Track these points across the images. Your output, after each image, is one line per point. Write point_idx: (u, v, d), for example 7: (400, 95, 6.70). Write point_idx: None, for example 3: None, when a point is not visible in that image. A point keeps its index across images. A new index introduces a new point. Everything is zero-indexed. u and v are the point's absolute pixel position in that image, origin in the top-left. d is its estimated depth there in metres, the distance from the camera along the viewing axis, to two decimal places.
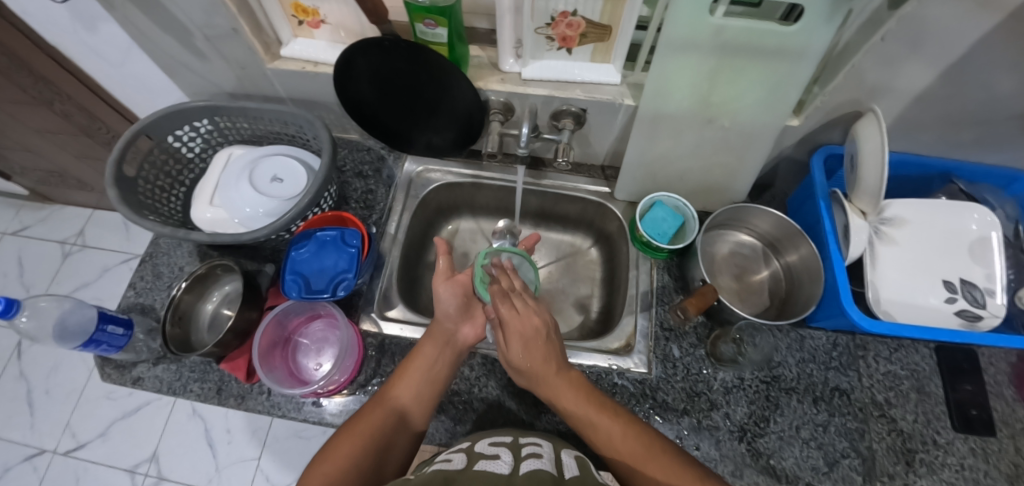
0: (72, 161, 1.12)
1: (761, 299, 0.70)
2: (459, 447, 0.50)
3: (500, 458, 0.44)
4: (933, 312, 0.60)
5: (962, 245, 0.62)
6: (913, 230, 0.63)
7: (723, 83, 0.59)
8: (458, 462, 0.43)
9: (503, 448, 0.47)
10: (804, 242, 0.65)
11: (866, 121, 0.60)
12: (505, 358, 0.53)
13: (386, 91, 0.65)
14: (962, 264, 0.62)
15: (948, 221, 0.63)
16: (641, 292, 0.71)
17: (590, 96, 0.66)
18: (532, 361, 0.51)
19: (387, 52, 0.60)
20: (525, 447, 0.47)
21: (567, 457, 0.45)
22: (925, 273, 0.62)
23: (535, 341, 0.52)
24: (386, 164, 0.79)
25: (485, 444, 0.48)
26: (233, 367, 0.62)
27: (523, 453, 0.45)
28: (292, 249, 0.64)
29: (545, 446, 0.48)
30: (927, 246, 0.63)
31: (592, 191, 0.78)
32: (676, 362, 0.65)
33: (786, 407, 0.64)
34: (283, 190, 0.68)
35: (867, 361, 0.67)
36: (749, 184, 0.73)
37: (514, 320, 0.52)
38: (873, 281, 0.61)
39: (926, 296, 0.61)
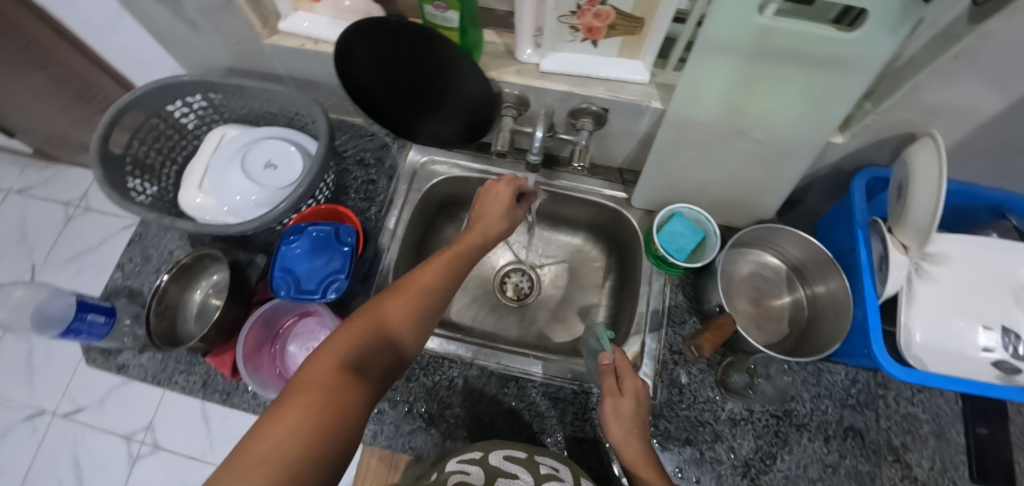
0: (71, 126, 1.08)
1: (779, 327, 0.65)
2: (467, 457, 0.45)
3: (519, 478, 0.41)
4: (969, 364, 0.55)
5: (1012, 291, 0.57)
6: (957, 271, 0.58)
7: (761, 93, 0.53)
8: (476, 479, 0.40)
9: (519, 465, 0.43)
10: (834, 273, 0.60)
11: (919, 145, 0.54)
12: (611, 409, 0.50)
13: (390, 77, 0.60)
14: (1008, 312, 0.56)
15: (995, 262, 0.58)
16: (651, 310, 0.66)
17: (614, 96, 0.59)
18: (634, 421, 0.49)
19: (391, 35, 0.56)
20: (542, 466, 0.44)
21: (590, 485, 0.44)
22: (966, 319, 0.56)
23: (643, 405, 0.50)
24: (389, 153, 0.74)
25: (500, 457, 0.45)
26: (219, 363, 0.60)
27: (540, 474, 0.42)
28: (283, 244, 0.61)
29: (562, 469, 0.45)
30: (969, 289, 0.57)
31: (609, 196, 0.72)
32: (682, 389, 0.61)
33: (795, 444, 0.60)
34: (277, 178, 0.64)
35: (887, 401, 0.63)
36: (778, 201, 0.67)
37: (626, 381, 0.51)
38: (905, 323, 0.57)
39: (964, 344, 0.56)
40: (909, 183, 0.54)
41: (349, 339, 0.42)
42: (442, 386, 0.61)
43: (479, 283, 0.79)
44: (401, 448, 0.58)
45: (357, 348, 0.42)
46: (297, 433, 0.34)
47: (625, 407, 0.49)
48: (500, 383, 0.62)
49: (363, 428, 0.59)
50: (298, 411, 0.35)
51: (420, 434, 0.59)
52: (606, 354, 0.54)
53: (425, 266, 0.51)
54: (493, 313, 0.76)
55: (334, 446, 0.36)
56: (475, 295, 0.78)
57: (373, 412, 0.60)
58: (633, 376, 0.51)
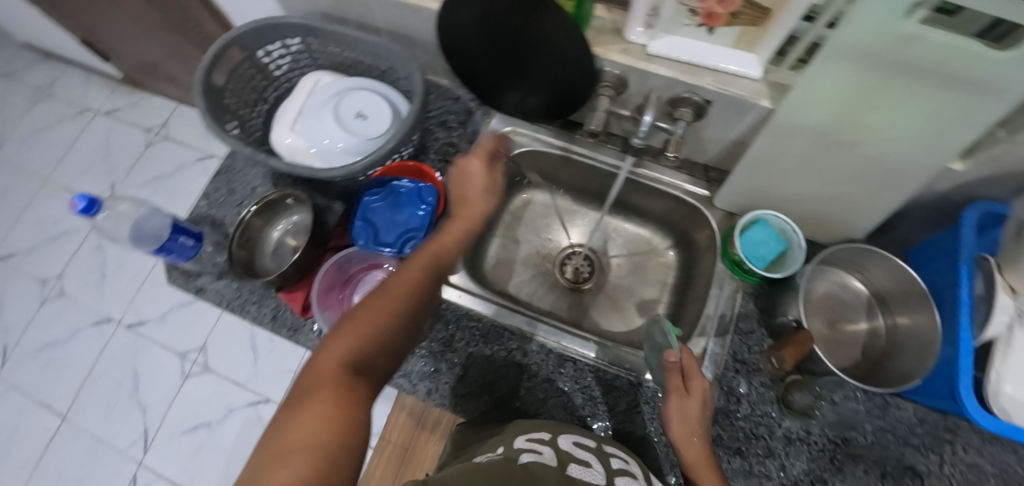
0: (164, 56, 1.13)
1: (851, 354, 0.62)
2: (536, 435, 0.47)
3: (591, 466, 0.42)
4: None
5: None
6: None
7: (879, 106, 0.48)
8: (549, 458, 0.41)
9: (589, 454, 0.44)
10: (927, 308, 0.56)
11: None
12: (673, 411, 0.49)
13: (488, 41, 0.59)
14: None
15: None
16: (720, 314, 0.63)
17: (722, 89, 0.57)
18: (700, 425, 0.48)
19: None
20: (612, 459, 0.45)
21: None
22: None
23: (709, 409, 0.49)
24: (472, 119, 0.73)
25: (569, 441, 0.46)
26: (291, 299, 0.62)
27: (612, 469, 0.43)
28: (366, 194, 0.62)
29: (630, 465, 0.46)
30: None
31: (691, 192, 0.69)
32: (740, 398, 0.60)
33: (848, 474, 0.58)
34: (366, 129, 0.64)
35: (956, 448, 0.60)
36: (874, 223, 0.63)
37: (693, 383, 0.49)
38: (997, 371, 0.52)
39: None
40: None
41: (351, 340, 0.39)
42: (498, 357, 0.62)
43: (540, 261, 0.78)
44: (453, 408, 0.60)
45: (357, 346, 0.40)
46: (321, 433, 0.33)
47: (691, 409, 0.48)
48: (556, 362, 0.62)
49: (419, 383, 0.61)
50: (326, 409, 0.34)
51: (472, 398, 0.60)
52: (674, 351, 0.50)
53: (413, 258, 0.47)
54: (550, 293, 0.76)
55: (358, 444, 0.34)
56: (535, 272, 0.77)
57: (429, 370, 0.61)
58: (700, 377, 0.50)
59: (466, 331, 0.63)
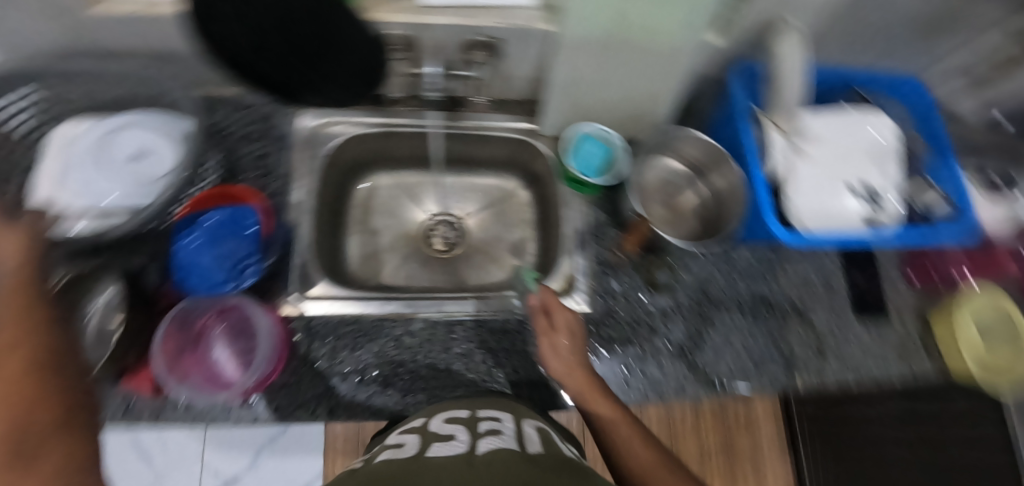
0: None
1: (691, 223, 0.71)
2: (411, 424, 0.44)
3: (454, 439, 0.39)
4: (844, 218, 0.62)
5: (864, 149, 0.65)
6: (822, 142, 0.64)
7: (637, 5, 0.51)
8: (408, 449, 0.38)
9: (458, 425, 0.41)
10: (727, 163, 0.66)
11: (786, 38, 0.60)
12: (549, 354, 0.55)
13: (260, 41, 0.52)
14: (867, 169, 0.64)
15: (852, 129, 0.66)
16: (576, 230, 0.69)
17: (503, 24, 0.58)
18: (571, 354, 0.54)
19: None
20: (483, 422, 0.41)
21: (529, 430, 0.42)
22: (833, 180, 0.63)
23: (576, 335, 0.56)
24: (276, 123, 0.68)
25: (440, 420, 0.42)
26: (138, 383, 0.55)
27: (479, 430, 0.40)
28: (178, 240, 0.58)
29: (502, 415, 0.44)
30: (839, 157, 0.64)
31: (513, 128, 0.72)
32: (615, 294, 0.66)
33: (718, 321, 0.68)
34: (152, 168, 0.59)
35: (784, 268, 0.72)
36: (669, 108, 0.71)
37: (556, 323, 0.56)
38: (788, 192, 0.61)
39: (837, 202, 0.62)
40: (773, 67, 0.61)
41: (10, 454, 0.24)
42: (389, 348, 0.61)
43: (406, 241, 0.78)
44: (364, 415, 0.58)
45: None
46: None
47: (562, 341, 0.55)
48: (446, 329, 0.63)
49: (320, 407, 0.58)
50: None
51: (378, 396, 0.59)
52: (534, 295, 0.60)
53: None
54: (426, 268, 0.77)
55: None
56: (404, 254, 0.77)
57: (324, 390, 0.59)
58: (562, 311, 0.57)
59: (349, 335, 0.61)
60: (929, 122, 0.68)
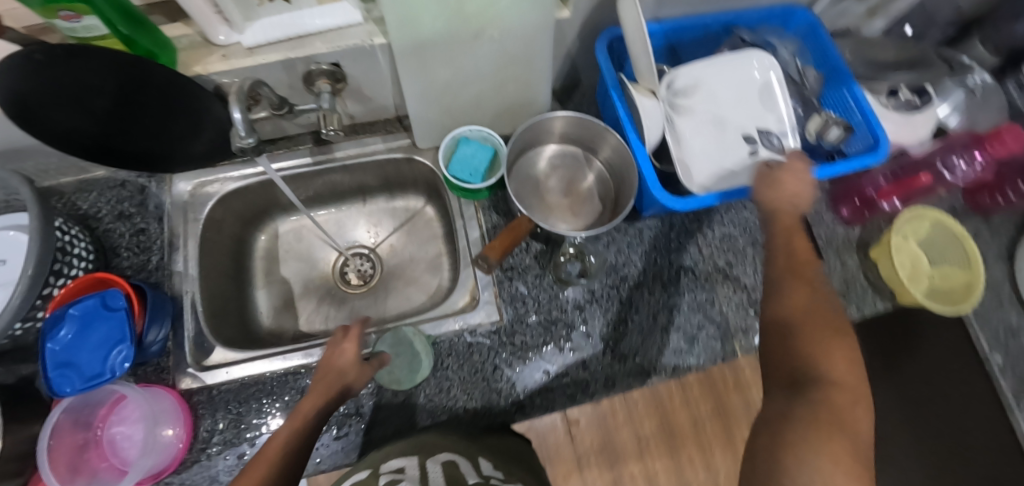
0: None
1: (593, 206, 0.67)
2: None
3: None
4: (746, 170, 0.60)
5: (751, 92, 0.63)
6: (705, 96, 0.62)
7: None
8: None
9: None
10: (611, 136, 0.62)
11: None
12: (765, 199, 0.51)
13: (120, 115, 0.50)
14: (757, 113, 0.63)
15: (737, 74, 0.62)
16: (473, 240, 0.65)
17: (337, 46, 0.55)
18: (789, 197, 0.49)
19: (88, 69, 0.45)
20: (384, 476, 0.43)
21: (434, 466, 0.44)
22: (724, 135, 0.62)
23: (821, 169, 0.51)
24: (151, 194, 0.66)
25: None
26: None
27: None
28: (47, 339, 0.53)
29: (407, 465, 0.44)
30: (723, 106, 0.62)
31: (394, 147, 0.70)
32: (525, 299, 0.63)
33: (640, 303, 0.64)
34: (10, 274, 0.56)
35: (703, 232, 0.68)
36: (548, 92, 0.67)
37: (789, 161, 0.52)
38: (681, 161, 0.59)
39: (732, 157, 0.61)
40: (625, 29, 0.55)
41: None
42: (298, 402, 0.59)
43: (319, 282, 0.75)
44: None
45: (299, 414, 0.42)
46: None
47: (807, 183, 0.50)
48: None
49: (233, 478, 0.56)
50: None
51: None
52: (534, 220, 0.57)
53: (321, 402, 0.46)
54: (343, 307, 0.74)
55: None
56: (320, 297, 0.74)
57: (236, 457, 0.56)
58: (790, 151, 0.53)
59: (254, 399, 0.59)
60: (814, 43, 0.66)
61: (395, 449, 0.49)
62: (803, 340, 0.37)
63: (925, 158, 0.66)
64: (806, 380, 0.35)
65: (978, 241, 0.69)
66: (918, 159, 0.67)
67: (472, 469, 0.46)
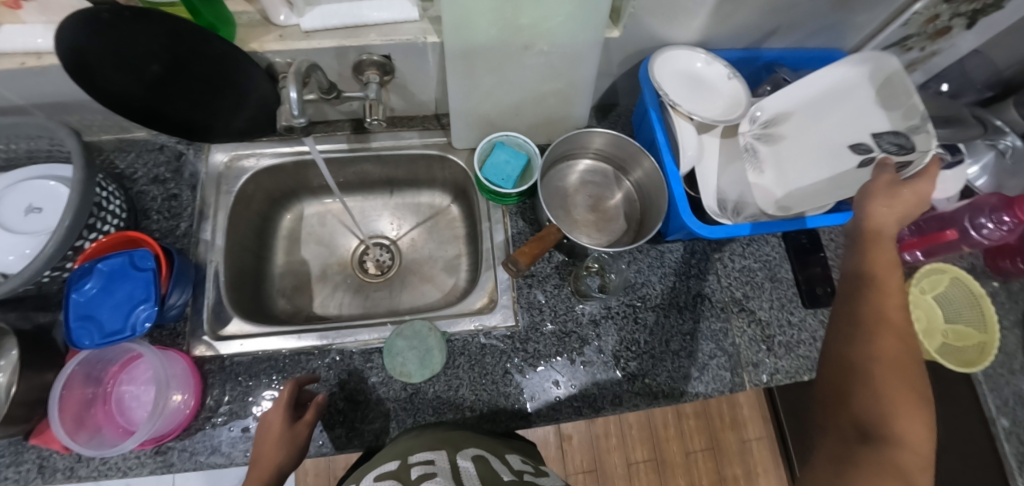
0: None
1: (618, 225, 0.68)
2: None
3: None
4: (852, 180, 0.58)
5: (858, 99, 0.61)
6: (796, 120, 0.64)
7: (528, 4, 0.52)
8: None
9: (388, 478, 0.41)
10: (644, 157, 0.62)
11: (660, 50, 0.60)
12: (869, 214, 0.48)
13: (165, 81, 0.50)
14: (869, 116, 0.59)
15: (835, 87, 0.62)
16: (497, 244, 0.66)
17: (389, 40, 0.56)
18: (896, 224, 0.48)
19: (133, 28, 0.46)
20: (415, 469, 0.42)
21: (464, 462, 0.43)
22: (820, 153, 0.61)
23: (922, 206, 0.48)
24: (186, 161, 0.67)
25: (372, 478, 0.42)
26: (46, 441, 0.54)
27: (414, 478, 0.40)
28: (71, 289, 0.53)
29: (437, 459, 0.43)
30: (821, 120, 0.62)
31: (430, 143, 0.71)
32: (542, 307, 0.63)
33: (655, 325, 0.65)
34: (47, 221, 0.57)
35: (724, 262, 0.69)
36: (587, 108, 0.68)
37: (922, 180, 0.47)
38: (737, 190, 0.63)
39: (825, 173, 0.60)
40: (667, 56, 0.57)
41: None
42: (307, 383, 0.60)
43: (337, 267, 0.76)
44: None
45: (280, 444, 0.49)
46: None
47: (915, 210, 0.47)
48: (363, 360, 0.60)
49: (233, 451, 0.56)
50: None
51: None
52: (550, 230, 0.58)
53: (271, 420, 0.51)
54: (358, 295, 0.74)
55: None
56: (336, 282, 0.75)
57: (242, 430, 0.57)
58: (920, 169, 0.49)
59: (262, 376, 0.59)
60: None
61: (424, 444, 0.48)
62: (881, 394, 0.41)
63: (950, 215, 0.67)
64: (879, 439, 0.40)
65: (996, 303, 0.69)
66: (944, 214, 0.68)
67: (503, 465, 0.45)
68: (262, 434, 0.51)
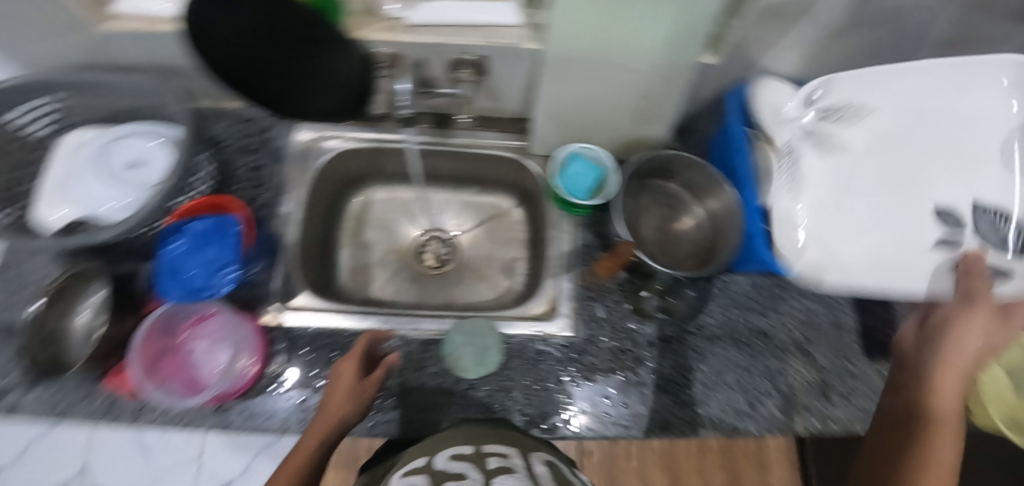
0: None
1: (684, 249, 0.68)
2: (413, 466, 0.42)
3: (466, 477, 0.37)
4: (909, 267, 0.59)
5: (930, 158, 0.62)
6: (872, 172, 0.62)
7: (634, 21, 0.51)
8: None
9: (466, 463, 0.39)
10: (721, 187, 0.63)
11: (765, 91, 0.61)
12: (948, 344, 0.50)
13: (265, 57, 0.51)
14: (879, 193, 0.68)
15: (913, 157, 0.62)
16: (563, 253, 0.67)
17: (489, 41, 0.58)
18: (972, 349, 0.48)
19: (253, 3, 0.47)
20: (493, 460, 0.40)
21: (540, 465, 0.42)
22: (873, 206, 0.61)
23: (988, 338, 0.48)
24: (273, 135, 0.70)
25: (445, 459, 0.41)
26: (118, 384, 0.56)
27: (491, 468, 0.38)
28: (165, 244, 0.58)
29: (512, 457, 0.42)
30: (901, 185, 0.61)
31: (507, 146, 0.72)
32: (601, 321, 0.64)
33: (711, 355, 0.64)
34: (147, 176, 0.60)
35: (787, 301, 0.68)
36: (667, 129, 0.68)
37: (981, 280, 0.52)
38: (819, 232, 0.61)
39: (873, 236, 0.60)
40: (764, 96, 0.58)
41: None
42: None
43: (397, 255, 0.77)
44: None
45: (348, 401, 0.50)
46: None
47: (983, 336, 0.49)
48: (421, 349, 0.61)
49: (287, 421, 0.57)
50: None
51: None
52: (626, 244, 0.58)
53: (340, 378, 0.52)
54: (415, 285, 0.75)
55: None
56: (395, 270, 0.76)
57: (298, 401, 0.57)
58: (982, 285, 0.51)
59: (323, 351, 0.60)
60: None
61: (492, 435, 0.47)
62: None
63: None
64: None
65: None
66: None
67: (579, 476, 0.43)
68: (329, 390, 0.52)
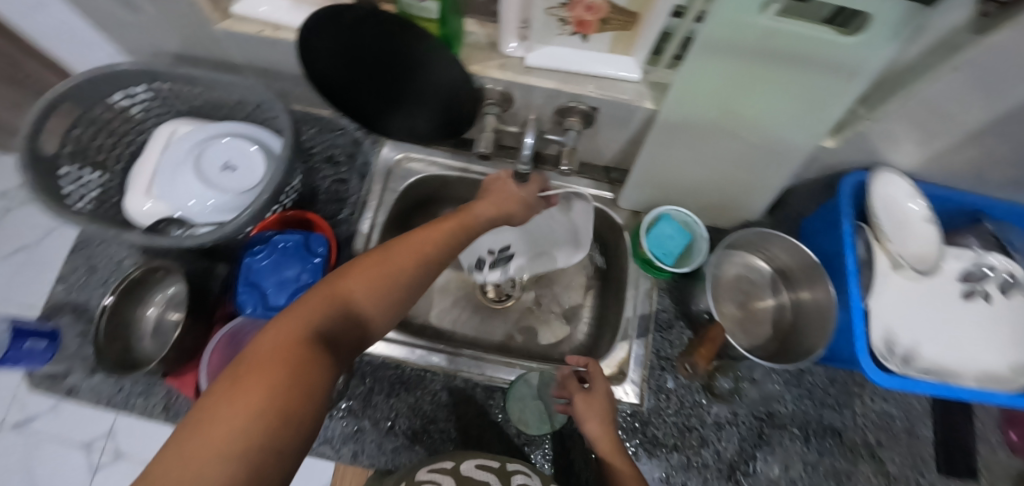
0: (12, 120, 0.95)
1: (762, 330, 0.65)
2: (441, 465, 0.48)
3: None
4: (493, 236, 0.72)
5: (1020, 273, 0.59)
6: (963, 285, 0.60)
7: (762, 95, 0.49)
8: None
9: (490, 474, 0.46)
10: (821, 280, 0.59)
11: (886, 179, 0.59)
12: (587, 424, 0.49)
13: (356, 71, 0.53)
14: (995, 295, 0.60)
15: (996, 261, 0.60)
16: (639, 314, 0.65)
17: (606, 96, 0.56)
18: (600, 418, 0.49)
19: (352, 24, 0.50)
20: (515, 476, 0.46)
21: None
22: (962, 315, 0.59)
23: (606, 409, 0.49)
24: (362, 149, 0.69)
25: (472, 464, 0.47)
26: (181, 384, 0.55)
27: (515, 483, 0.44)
28: (249, 255, 0.56)
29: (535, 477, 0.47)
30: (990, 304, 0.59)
31: (594, 196, 0.71)
32: (669, 394, 0.62)
33: (778, 445, 0.61)
34: (235, 182, 0.58)
35: (863, 399, 0.65)
36: (765, 204, 0.66)
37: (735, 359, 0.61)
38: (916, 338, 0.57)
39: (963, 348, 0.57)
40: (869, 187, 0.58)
41: (331, 301, 0.37)
42: (424, 402, 0.59)
43: (461, 283, 0.76)
44: (384, 466, 0.56)
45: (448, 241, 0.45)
46: (250, 426, 0.28)
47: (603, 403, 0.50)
48: (485, 395, 0.60)
49: (341, 449, 0.56)
50: (258, 391, 0.29)
51: (404, 451, 0.57)
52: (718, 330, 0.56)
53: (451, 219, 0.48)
54: (476, 317, 0.74)
55: (296, 421, 0.30)
56: (457, 298, 0.75)
57: (355, 430, 0.57)
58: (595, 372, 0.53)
59: (386, 381, 0.60)
60: None
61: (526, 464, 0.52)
62: None
63: None
64: None
65: None
66: None
67: None
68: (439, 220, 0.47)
